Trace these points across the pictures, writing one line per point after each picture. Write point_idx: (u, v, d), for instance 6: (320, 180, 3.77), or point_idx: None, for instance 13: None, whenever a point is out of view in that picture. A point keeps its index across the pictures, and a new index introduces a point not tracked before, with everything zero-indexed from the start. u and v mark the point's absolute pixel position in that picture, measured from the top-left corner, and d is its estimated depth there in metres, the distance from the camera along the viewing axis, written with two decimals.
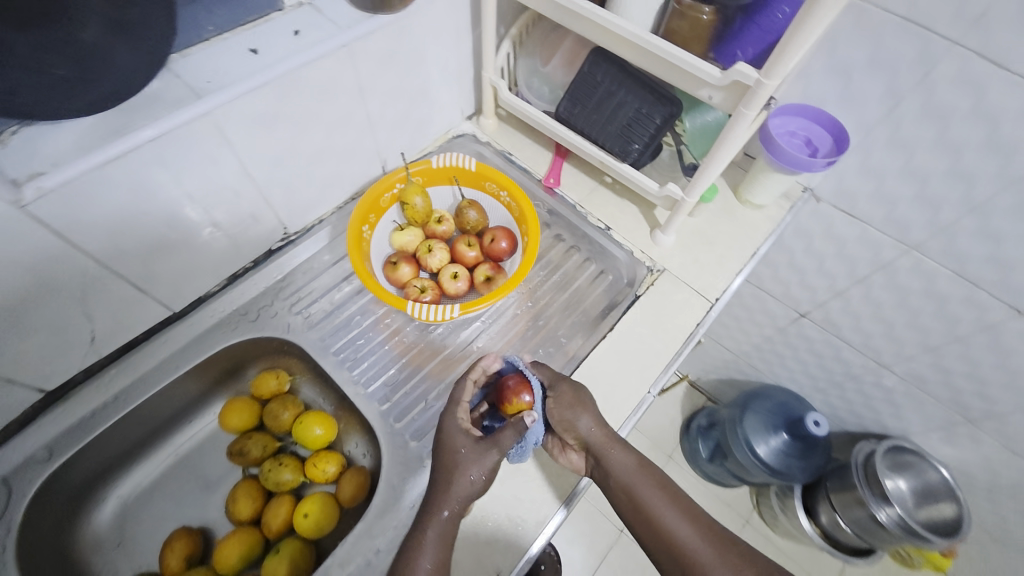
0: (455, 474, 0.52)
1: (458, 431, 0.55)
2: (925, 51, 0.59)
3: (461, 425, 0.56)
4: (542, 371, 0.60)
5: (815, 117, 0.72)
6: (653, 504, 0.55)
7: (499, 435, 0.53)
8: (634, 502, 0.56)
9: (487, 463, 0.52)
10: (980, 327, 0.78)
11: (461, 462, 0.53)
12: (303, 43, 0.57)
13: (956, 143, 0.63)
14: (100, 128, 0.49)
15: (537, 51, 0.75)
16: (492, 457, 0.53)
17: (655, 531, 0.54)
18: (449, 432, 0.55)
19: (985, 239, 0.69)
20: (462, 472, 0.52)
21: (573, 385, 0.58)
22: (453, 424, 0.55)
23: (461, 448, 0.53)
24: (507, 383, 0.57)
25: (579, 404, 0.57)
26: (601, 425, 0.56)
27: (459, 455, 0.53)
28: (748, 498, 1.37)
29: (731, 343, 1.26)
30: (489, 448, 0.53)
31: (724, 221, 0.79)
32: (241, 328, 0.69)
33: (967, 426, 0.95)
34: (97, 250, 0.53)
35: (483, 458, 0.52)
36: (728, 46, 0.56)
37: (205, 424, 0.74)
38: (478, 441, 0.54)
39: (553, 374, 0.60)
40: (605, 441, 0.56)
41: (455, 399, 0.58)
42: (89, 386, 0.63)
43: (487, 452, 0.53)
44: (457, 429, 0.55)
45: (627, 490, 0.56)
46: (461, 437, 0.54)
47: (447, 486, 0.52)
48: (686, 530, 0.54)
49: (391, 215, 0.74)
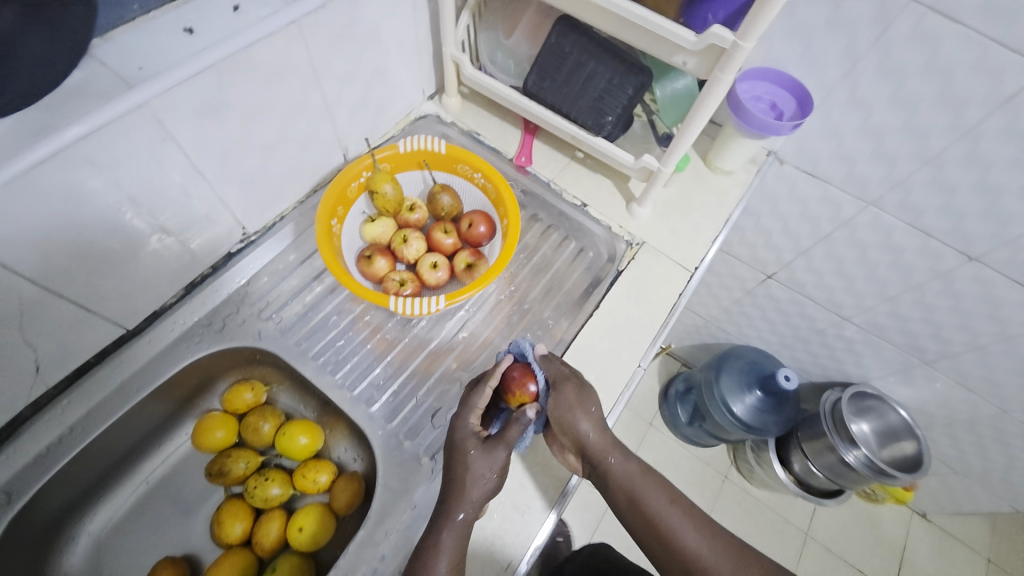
0: (467, 478, 0.51)
1: (468, 434, 0.54)
2: (883, 8, 0.60)
3: (471, 428, 0.54)
4: (549, 366, 0.58)
5: (778, 81, 0.73)
6: (654, 505, 0.55)
7: (505, 433, 0.54)
8: (634, 504, 0.55)
9: (498, 461, 0.52)
10: (934, 275, 0.83)
11: (471, 464, 0.52)
12: (245, 22, 0.52)
13: (913, 99, 0.65)
14: (17, 129, 0.43)
15: (498, 23, 0.71)
16: (502, 454, 0.52)
17: (656, 533, 0.54)
18: (459, 435, 0.54)
19: (939, 191, 0.72)
20: (474, 474, 0.51)
21: (573, 385, 0.57)
22: (463, 428, 0.54)
23: (471, 450, 0.52)
24: (511, 375, 0.56)
25: (578, 406, 0.56)
26: (602, 431, 0.55)
27: (469, 458, 0.52)
28: (726, 455, 1.44)
29: (702, 309, 1.29)
30: (497, 445, 0.53)
31: (696, 190, 0.79)
32: (207, 340, 0.64)
33: (923, 367, 1.02)
34: (29, 270, 0.46)
35: (493, 457, 0.52)
36: (699, 10, 0.55)
37: (176, 446, 0.69)
38: (488, 440, 0.53)
39: (559, 369, 0.58)
40: (604, 444, 0.55)
41: (472, 402, 0.56)
42: (40, 421, 0.57)
43: (496, 450, 0.52)
44: (467, 431, 0.54)
45: (627, 492, 0.55)
46: (471, 439, 0.53)
47: (461, 490, 0.50)
48: (688, 529, 0.54)
49: (358, 207, 0.70)
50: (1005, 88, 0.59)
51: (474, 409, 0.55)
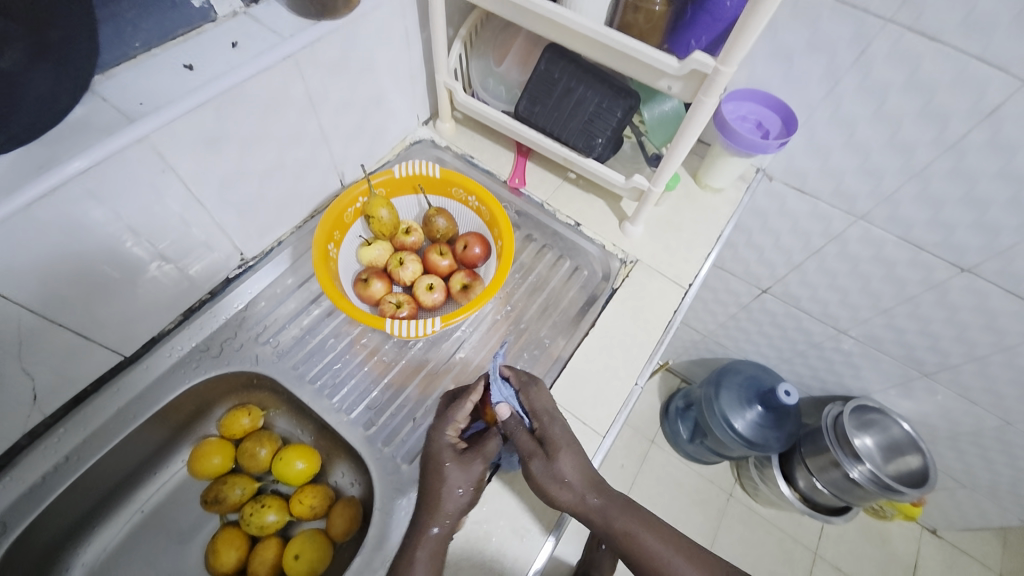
0: (442, 491, 0.52)
1: (445, 446, 0.54)
2: (861, 31, 0.62)
3: (448, 440, 0.55)
4: (523, 439, 0.55)
5: (763, 101, 0.75)
6: (651, 553, 0.54)
7: (483, 446, 0.55)
8: (633, 554, 0.54)
9: (474, 474, 0.53)
10: (927, 287, 0.84)
11: (447, 476, 0.52)
12: (244, 56, 0.54)
13: (895, 116, 0.67)
14: (21, 164, 0.44)
15: (490, 51, 0.74)
16: (478, 468, 0.53)
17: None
18: (436, 446, 0.54)
19: (926, 204, 0.74)
20: (449, 486, 0.52)
21: (543, 459, 0.54)
22: (439, 440, 0.54)
23: (448, 462, 0.53)
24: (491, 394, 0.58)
25: (551, 481, 0.53)
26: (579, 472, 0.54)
27: (445, 470, 0.52)
28: (730, 472, 1.42)
29: (699, 324, 1.29)
30: (474, 458, 0.53)
31: (688, 208, 0.81)
32: (204, 366, 0.65)
33: (923, 379, 1.01)
34: (29, 299, 0.47)
35: (469, 470, 0.53)
36: (682, 36, 0.57)
37: (171, 474, 0.69)
38: (464, 452, 0.54)
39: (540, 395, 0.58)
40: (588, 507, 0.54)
41: (449, 415, 0.56)
42: (35, 451, 0.57)
43: (472, 464, 0.53)
44: (444, 443, 0.54)
45: (622, 543, 0.54)
46: (447, 450, 0.54)
47: (436, 503, 0.51)
48: (689, 574, 0.53)
49: (355, 230, 0.71)
50: (985, 102, 0.60)
51: (452, 422, 0.55)
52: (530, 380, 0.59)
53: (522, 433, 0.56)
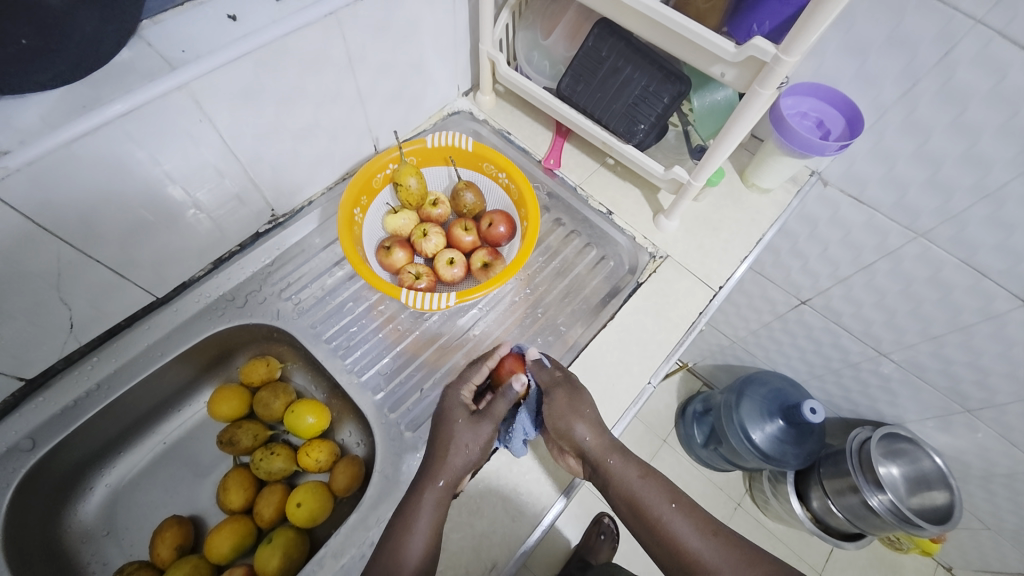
0: (451, 444, 0.53)
1: (458, 404, 0.56)
2: (948, 28, 0.56)
3: (462, 399, 0.57)
4: (541, 373, 0.57)
5: (828, 98, 0.69)
6: (656, 507, 0.54)
7: (492, 408, 0.55)
8: (637, 508, 0.54)
9: (482, 434, 0.54)
10: (984, 317, 0.77)
11: (457, 431, 0.54)
12: (285, 11, 0.53)
13: (973, 127, 0.61)
14: (67, 103, 0.46)
15: (538, 22, 0.70)
16: (487, 429, 0.54)
17: (660, 536, 0.53)
18: (448, 405, 0.56)
19: (997, 227, 0.67)
20: (458, 441, 0.53)
21: (569, 392, 0.56)
22: (454, 398, 0.57)
23: (458, 419, 0.55)
24: (504, 363, 0.59)
25: (573, 412, 0.55)
26: (598, 434, 0.55)
27: (455, 426, 0.54)
28: (741, 483, 1.39)
29: (728, 329, 1.24)
30: (483, 419, 0.55)
31: (729, 206, 0.76)
32: (228, 314, 0.67)
33: (964, 415, 0.95)
34: (69, 233, 0.50)
35: (478, 429, 0.54)
36: (743, 20, 0.53)
37: (193, 412, 0.73)
38: (475, 413, 0.56)
39: (552, 377, 0.57)
40: (606, 449, 0.55)
41: (465, 376, 0.58)
42: (72, 374, 0.61)
43: (482, 423, 0.54)
44: (458, 401, 0.56)
45: (628, 495, 0.55)
46: (460, 409, 0.56)
47: (444, 454, 0.53)
48: (693, 530, 0.53)
49: (383, 197, 0.71)
50: None
51: (466, 382, 0.58)
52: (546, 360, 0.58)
53: (543, 373, 0.57)
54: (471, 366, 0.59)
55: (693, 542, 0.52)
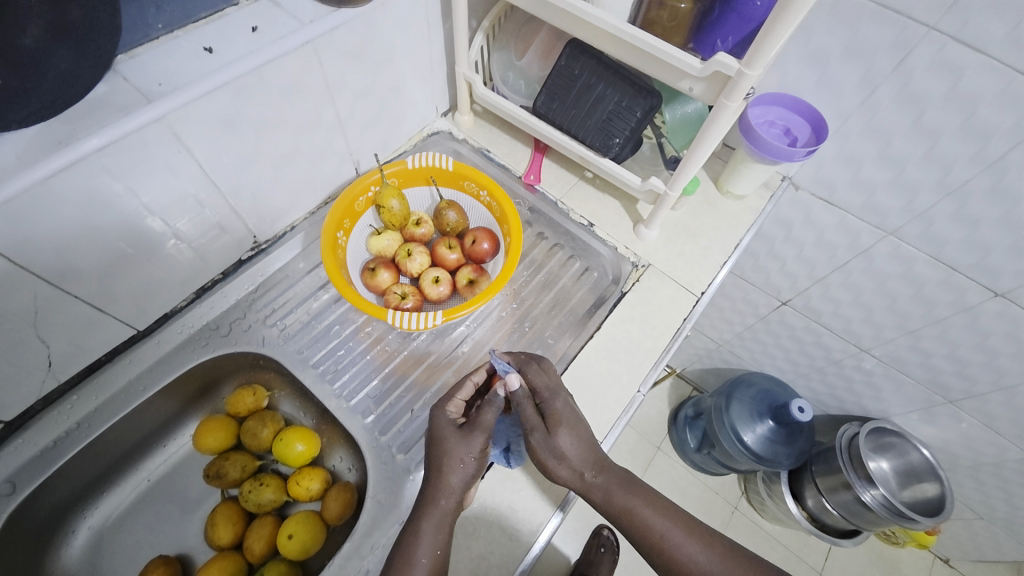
0: (445, 464, 0.52)
1: (445, 422, 0.55)
2: (902, 36, 0.59)
3: (449, 416, 0.55)
4: (524, 411, 0.55)
5: (793, 107, 0.72)
6: (652, 527, 0.52)
7: (480, 417, 0.54)
8: (629, 530, 0.53)
9: (475, 446, 0.53)
10: (958, 309, 0.80)
11: (448, 450, 0.53)
12: (262, 41, 0.54)
13: (932, 129, 0.64)
14: (43, 139, 0.46)
15: (511, 43, 0.72)
16: (479, 439, 0.53)
17: (658, 556, 0.52)
18: (437, 423, 0.55)
19: (962, 223, 0.70)
20: (453, 459, 0.52)
21: (545, 434, 0.53)
22: (441, 416, 0.55)
23: (447, 436, 0.53)
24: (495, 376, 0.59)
25: (552, 457, 0.53)
26: (580, 472, 0.53)
27: (446, 444, 0.53)
28: (736, 485, 1.39)
29: (713, 332, 1.26)
30: (473, 430, 0.53)
31: (706, 213, 0.78)
32: (213, 344, 0.66)
33: (947, 406, 0.97)
34: (47, 270, 0.49)
35: (470, 442, 0.53)
36: (707, 36, 0.55)
37: (178, 446, 0.71)
38: (463, 426, 0.54)
39: (537, 418, 0.54)
40: (588, 483, 0.53)
41: (449, 394, 0.57)
42: (50, 414, 0.59)
43: (473, 436, 0.53)
44: (445, 419, 0.55)
45: (623, 516, 0.53)
46: (448, 426, 0.54)
47: (441, 475, 0.51)
48: (691, 549, 0.52)
49: (366, 219, 0.71)
50: None
51: (452, 399, 0.56)
52: (526, 395, 0.55)
53: (529, 411, 0.54)
54: (457, 384, 0.58)
55: (691, 557, 0.51)
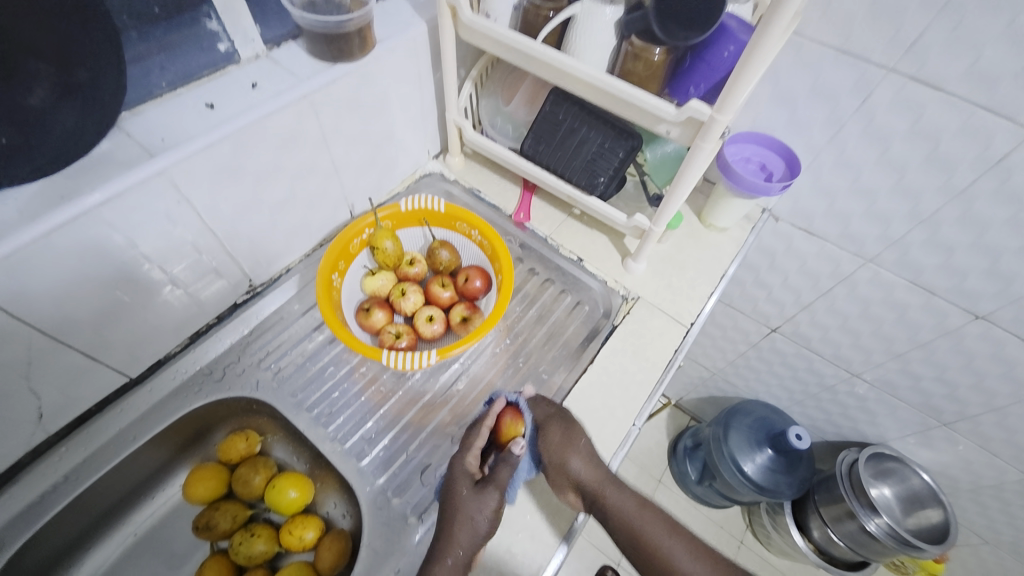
0: (458, 518, 0.52)
1: (463, 474, 0.56)
2: (862, 79, 0.63)
3: (467, 468, 0.56)
4: (537, 409, 0.60)
5: (768, 144, 0.75)
6: (654, 537, 0.59)
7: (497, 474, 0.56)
8: (630, 533, 0.59)
9: (490, 504, 0.54)
10: (941, 332, 0.82)
11: (462, 504, 0.53)
12: (261, 97, 0.57)
13: (899, 161, 0.67)
14: (45, 194, 0.47)
15: (499, 91, 0.76)
16: (494, 497, 0.54)
17: (657, 564, 0.58)
18: (455, 474, 0.56)
19: (936, 249, 0.73)
20: (466, 514, 0.52)
21: (561, 426, 0.58)
22: (460, 467, 0.56)
23: (463, 491, 0.54)
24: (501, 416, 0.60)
25: (567, 447, 0.57)
26: (594, 467, 0.57)
27: (461, 498, 0.54)
28: (740, 518, 1.37)
29: (707, 361, 1.27)
30: (489, 487, 0.55)
31: (691, 245, 0.81)
32: (206, 390, 0.66)
33: (942, 428, 0.97)
34: (42, 321, 0.49)
35: (485, 498, 0.54)
36: (681, 83, 0.58)
37: (167, 496, 0.69)
38: (479, 482, 0.55)
39: (546, 412, 0.60)
40: (601, 480, 0.57)
41: (469, 443, 0.58)
42: (37, 467, 0.58)
43: (488, 493, 0.54)
44: (463, 471, 0.56)
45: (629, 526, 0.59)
46: (465, 479, 0.55)
47: (452, 532, 0.52)
48: (687, 560, 0.58)
49: (360, 260, 0.73)
50: (991, 152, 0.60)
51: (471, 449, 0.58)
52: (539, 398, 0.61)
53: (541, 408, 0.60)
54: (475, 431, 0.59)
55: (686, 568, 0.58)
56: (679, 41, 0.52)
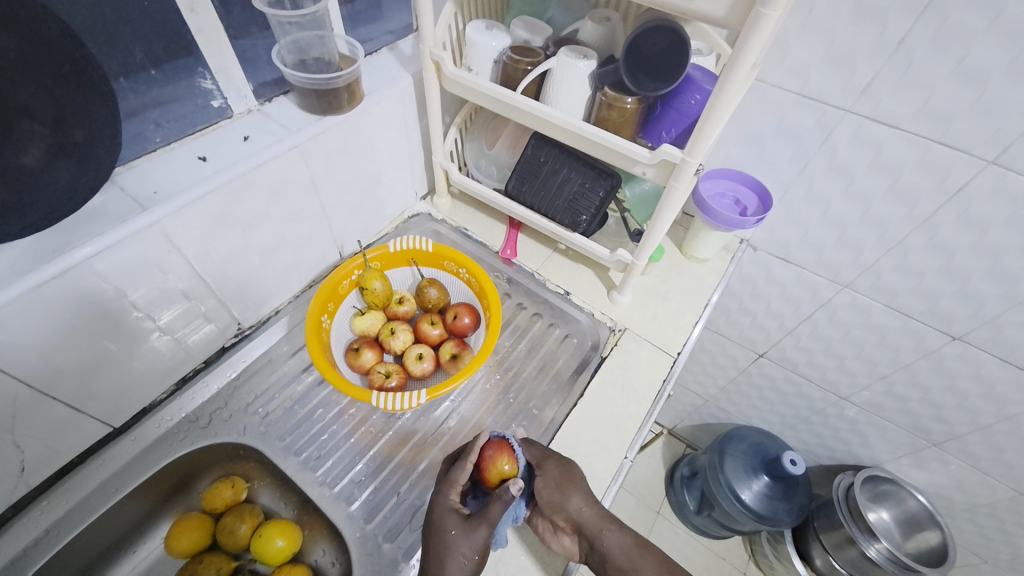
0: (444, 557, 0.50)
1: (448, 510, 0.54)
2: (822, 120, 0.67)
3: (451, 503, 0.55)
4: (530, 450, 0.60)
5: (740, 179, 0.79)
6: None
7: (487, 510, 0.53)
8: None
9: (477, 541, 0.51)
10: (922, 353, 0.84)
11: (451, 543, 0.51)
12: (252, 149, 0.59)
13: (865, 193, 0.71)
14: (37, 249, 0.48)
15: (482, 135, 0.80)
16: (482, 533, 0.51)
17: None
18: (439, 511, 0.54)
19: (908, 273, 0.75)
20: (454, 554, 0.50)
21: (557, 462, 0.58)
22: (442, 503, 0.55)
23: (451, 528, 0.52)
24: (485, 452, 0.57)
25: (566, 484, 0.56)
26: (592, 504, 0.56)
27: (449, 536, 0.52)
28: (742, 548, 1.35)
29: (699, 388, 1.28)
30: (479, 523, 0.52)
31: (674, 276, 0.83)
32: (192, 436, 0.65)
33: (932, 449, 0.98)
34: (29, 374, 0.49)
35: (473, 535, 0.51)
36: (654, 127, 0.62)
37: (149, 550, 0.67)
38: (468, 517, 0.53)
39: (540, 451, 0.59)
40: (601, 515, 0.56)
41: (450, 479, 0.57)
42: (15, 525, 0.56)
43: (476, 529, 0.52)
44: (448, 507, 0.54)
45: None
46: (451, 516, 0.53)
47: (439, 573, 0.49)
48: None
49: (349, 301, 0.73)
50: (949, 183, 0.64)
51: (454, 485, 0.56)
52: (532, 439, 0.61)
53: (534, 450, 0.59)
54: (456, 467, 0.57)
55: None
56: (649, 91, 0.56)
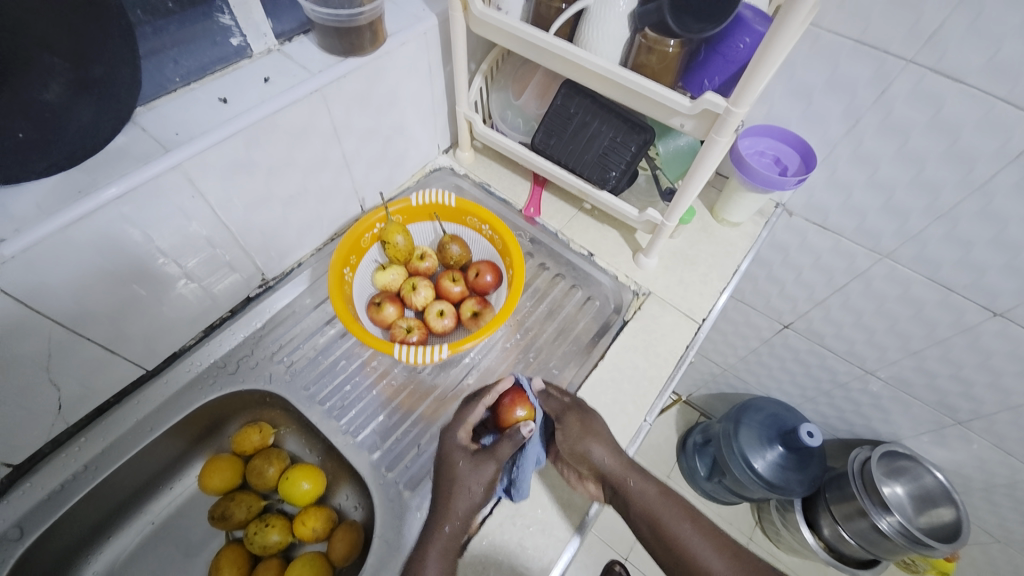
0: (454, 489, 0.54)
1: (457, 447, 0.57)
2: (881, 70, 0.61)
3: (460, 441, 0.58)
4: (549, 403, 0.60)
5: (782, 137, 0.74)
6: (673, 527, 0.55)
7: (496, 449, 0.56)
8: (656, 531, 0.56)
9: (485, 475, 0.55)
10: (959, 329, 0.80)
11: (460, 475, 0.55)
12: (273, 92, 0.57)
13: (917, 154, 0.66)
14: (61, 189, 0.47)
15: (509, 84, 0.76)
16: (490, 469, 0.55)
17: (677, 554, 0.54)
18: (448, 448, 0.57)
19: (954, 245, 0.71)
20: (462, 485, 0.54)
21: (577, 412, 0.59)
22: (451, 440, 0.58)
23: (460, 462, 0.55)
24: (502, 400, 0.59)
25: (588, 435, 0.58)
26: (615, 454, 0.57)
27: (457, 469, 0.55)
28: (749, 515, 1.37)
29: (718, 357, 1.26)
30: (486, 459, 0.55)
31: (703, 241, 0.80)
32: (220, 381, 0.67)
33: (957, 427, 0.96)
34: (61, 314, 0.50)
35: (481, 471, 0.55)
36: (695, 76, 0.58)
37: (183, 487, 0.71)
38: (476, 453, 0.56)
39: (561, 405, 0.60)
40: (622, 466, 0.57)
41: (463, 416, 0.59)
42: (58, 456, 0.59)
43: (484, 464, 0.55)
44: (456, 444, 0.57)
45: (647, 512, 0.56)
46: (459, 451, 0.57)
47: (448, 500, 0.53)
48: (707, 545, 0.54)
49: (371, 255, 0.73)
50: (1013, 145, 0.58)
51: (464, 423, 0.59)
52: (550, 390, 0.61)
53: (554, 401, 0.60)
54: (469, 407, 0.60)
55: (706, 555, 0.54)
56: (693, 34, 0.51)
